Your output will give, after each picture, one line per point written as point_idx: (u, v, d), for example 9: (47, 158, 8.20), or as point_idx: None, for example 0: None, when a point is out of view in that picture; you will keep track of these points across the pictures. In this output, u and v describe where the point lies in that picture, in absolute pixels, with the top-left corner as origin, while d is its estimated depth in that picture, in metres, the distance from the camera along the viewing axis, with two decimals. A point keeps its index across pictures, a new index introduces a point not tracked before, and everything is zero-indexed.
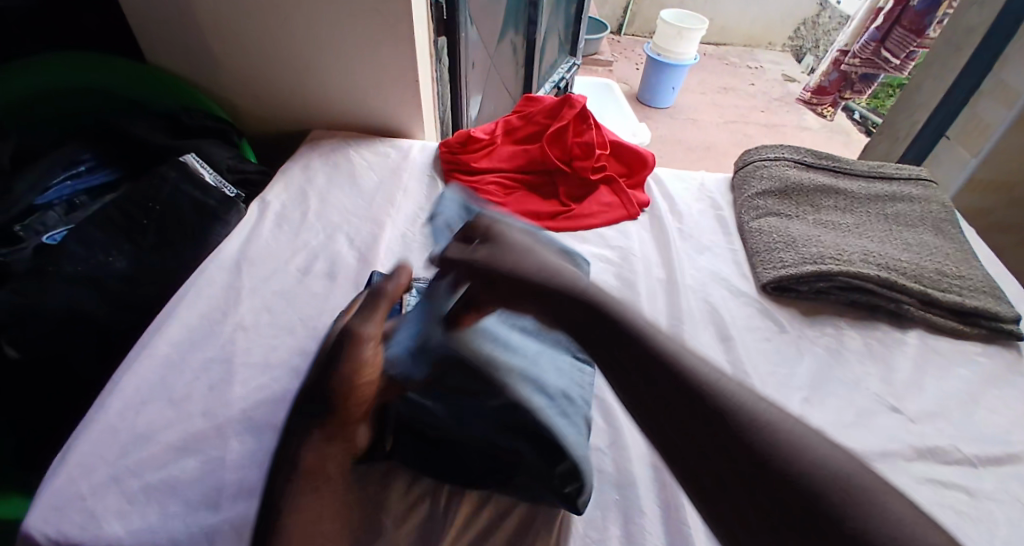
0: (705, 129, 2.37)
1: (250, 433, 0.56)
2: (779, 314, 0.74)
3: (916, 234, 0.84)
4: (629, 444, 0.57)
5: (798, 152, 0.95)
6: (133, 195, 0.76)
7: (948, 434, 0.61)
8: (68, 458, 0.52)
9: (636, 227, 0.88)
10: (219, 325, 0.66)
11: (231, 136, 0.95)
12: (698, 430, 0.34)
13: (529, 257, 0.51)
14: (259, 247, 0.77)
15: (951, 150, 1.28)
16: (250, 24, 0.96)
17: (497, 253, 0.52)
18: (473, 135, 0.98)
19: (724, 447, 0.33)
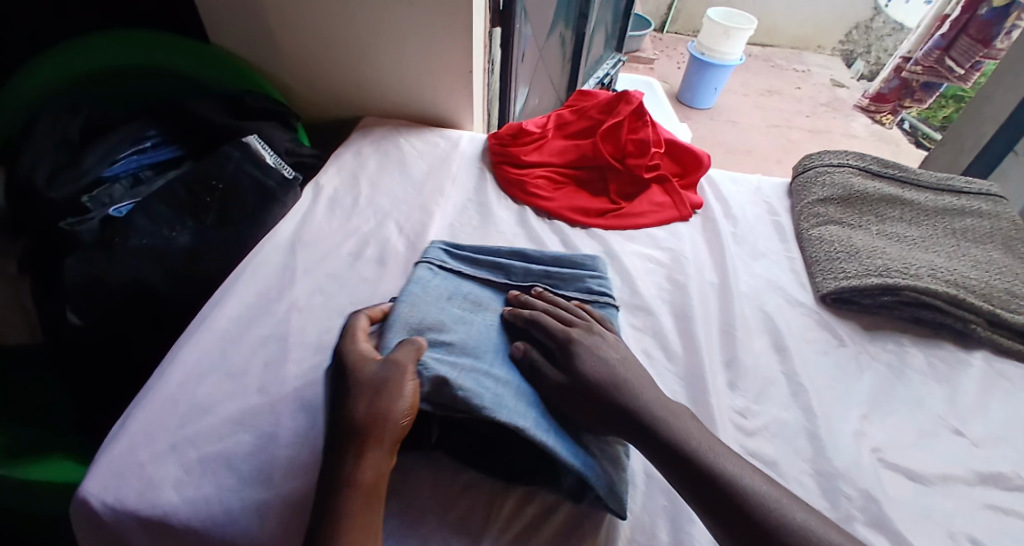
0: (747, 132, 2.30)
1: (303, 411, 0.57)
2: (837, 327, 0.71)
3: (986, 251, 0.80)
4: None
5: (862, 159, 0.91)
6: (196, 172, 0.77)
7: (1017, 462, 0.58)
8: (133, 424, 0.54)
9: (687, 229, 0.86)
10: (274, 304, 0.67)
11: (289, 120, 0.96)
12: (669, 453, 0.47)
13: (600, 359, 0.55)
14: (313, 229, 0.78)
15: (1021, 164, 1.22)
16: (311, 9, 0.97)
17: (567, 354, 0.56)
18: (525, 129, 0.97)
19: (686, 465, 0.46)
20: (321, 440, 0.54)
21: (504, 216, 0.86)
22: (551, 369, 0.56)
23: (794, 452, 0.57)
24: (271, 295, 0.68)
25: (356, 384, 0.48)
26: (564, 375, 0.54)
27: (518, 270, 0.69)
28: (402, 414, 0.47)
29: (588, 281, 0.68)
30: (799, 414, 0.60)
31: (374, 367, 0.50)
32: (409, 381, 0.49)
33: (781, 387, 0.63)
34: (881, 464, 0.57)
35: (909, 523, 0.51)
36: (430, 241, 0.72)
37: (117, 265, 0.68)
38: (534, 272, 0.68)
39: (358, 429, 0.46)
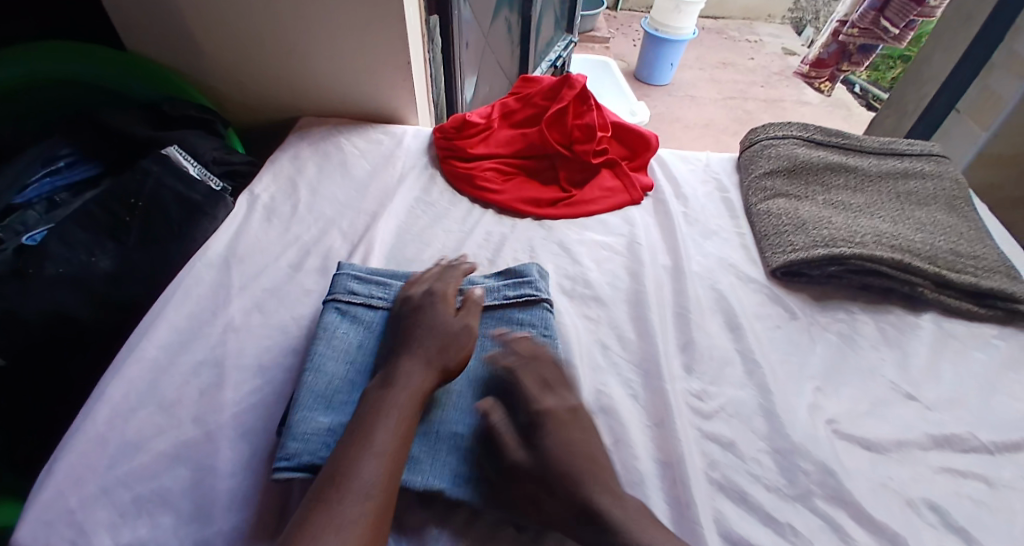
0: (704, 106, 2.31)
1: (243, 440, 0.54)
2: (789, 301, 0.72)
3: (929, 212, 0.81)
4: (637, 442, 0.55)
5: (806, 130, 0.91)
6: (112, 190, 0.72)
7: (965, 420, 0.59)
8: (54, 470, 0.50)
9: (640, 213, 0.86)
10: (209, 326, 0.63)
11: (216, 127, 0.91)
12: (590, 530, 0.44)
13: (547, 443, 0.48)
14: (248, 242, 0.74)
15: (962, 124, 1.24)
16: (231, 7, 0.91)
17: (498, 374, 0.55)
18: (469, 120, 0.94)
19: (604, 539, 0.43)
20: (263, 469, 0.52)
21: (453, 214, 0.84)
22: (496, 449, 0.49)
23: (751, 431, 0.57)
24: (203, 317, 0.64)
25: (439, 324, 0.56)
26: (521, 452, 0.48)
27: None
28: (458, 363, 0.54)
29: (510, 292, 0.64)
30: (755, 393, 0.60)
31: (451, 319, 0.57)
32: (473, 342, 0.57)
33: (737, 367, 0.63)
34: (836, 435, 0.57)
35: (866, 493, 0.52)
36: (338, 266, 0.65)
37: (31, 297, 0.62)
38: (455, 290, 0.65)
39: (422, 356, 0.52)
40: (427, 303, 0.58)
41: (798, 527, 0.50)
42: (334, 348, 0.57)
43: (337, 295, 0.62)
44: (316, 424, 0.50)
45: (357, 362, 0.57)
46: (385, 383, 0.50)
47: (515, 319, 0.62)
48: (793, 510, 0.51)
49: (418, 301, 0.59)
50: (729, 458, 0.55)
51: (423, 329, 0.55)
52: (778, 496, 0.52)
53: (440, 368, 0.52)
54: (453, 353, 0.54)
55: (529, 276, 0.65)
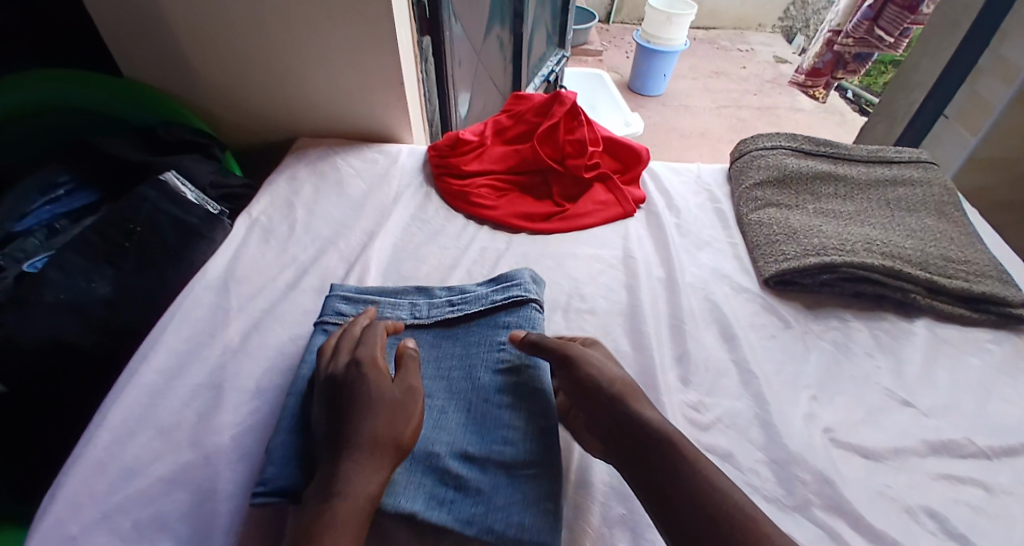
0: (698, 115, 2.34)
1: (241, 462, 0.54)
2: (783, 310, 0.72)
3: (919, 218, 0.82)
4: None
5: (795, 139, 0.92)
6: (111, 215, 0.73)
7: (962, 427, 0.59)
8: (54, 496, 0.50)
9: (633, 225, 0.86)
10: (207, 348, 0.64)
11: (213, 151, 0.92)
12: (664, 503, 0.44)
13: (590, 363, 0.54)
14: (246, 264, 0.75)
15: (950, 129, 1.26)
16: (227, 32, 0.93)
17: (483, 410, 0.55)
18: (463, 137, 0.95)
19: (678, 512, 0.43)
20: None
21: (448, 230, 0.85)
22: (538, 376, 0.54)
23: (747, 442, 0.57)
24: (201, 339, 0.65)
25: (374, 398, 0.48)
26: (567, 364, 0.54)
27: (424, 304, 0.65)
28: (409, 437, 0.47)
29: (499, 294, 0.64)
30: (751, 403, 0.61)
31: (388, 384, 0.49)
32: (421, 404, 0.50)
33: (732, 377, 0.64)
34: (833, 444, 0.57)
35: (865, 502, 0.52)
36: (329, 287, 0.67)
37: (29, 325, 0.63)
38: (444, 301, 0.65)
39: (363, 445, 0.44)
40: (355, 376, 0.49)
41: (797, 538, 0.50)
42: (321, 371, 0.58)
43: (326, 317, 0.63)
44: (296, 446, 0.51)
45: None
46: (326, 497, 0.42)
47: (502, 323, 0.62)
48: (792, 521, 0.51)
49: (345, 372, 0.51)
50: (726, 470, 0.55)
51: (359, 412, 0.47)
52: (777, 507, 0.52)
53: (392, 453, 0.45)
54: (404, 426, 0.47)
55: (520, 278, 0.66)
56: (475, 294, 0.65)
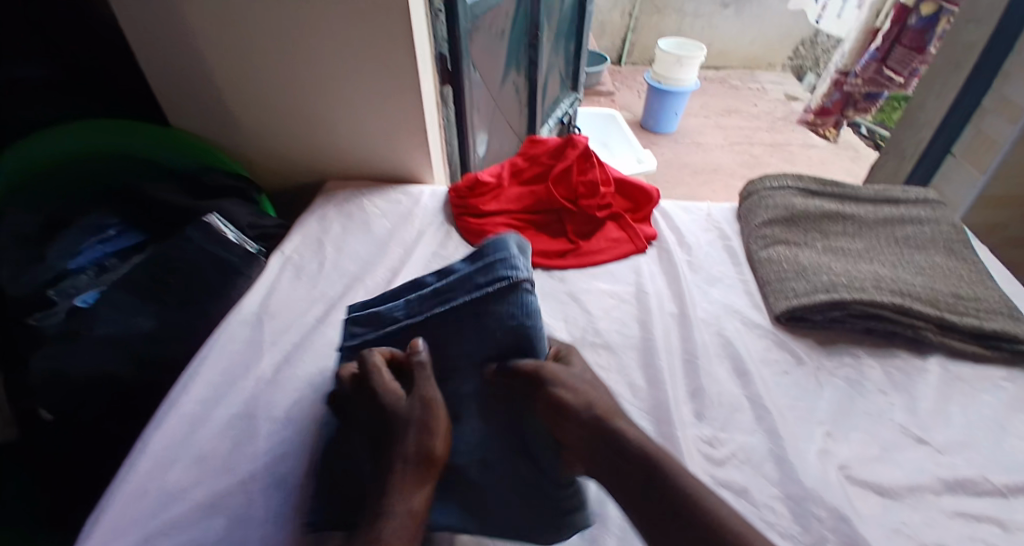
0: (710, 152, 2.39)
1: (271, 489, 0.57)
2: (795, 346, 0.74)
3: (928, 256, 0.83)
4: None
5: (802, 180, 0.96)
6: (157, 254, 0.78)
7: (977, 464, 0.59)
8: (97, 521, 0.53)
9: (646, 261, 0.89)
10: (241, 379, 0.67)
11: (250, 194, 0.98)
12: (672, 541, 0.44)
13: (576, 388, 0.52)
14: (278, 299, 0.79)
15: (959, 166, 1.28)
16: (266, 85, 1.01)
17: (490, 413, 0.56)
18: (481, 179, 1.01)
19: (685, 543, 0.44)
20: (290, 520, 0.54)
21: None
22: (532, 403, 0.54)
23: (762, 477, 0.58)
24: (234, 371, 0.69)
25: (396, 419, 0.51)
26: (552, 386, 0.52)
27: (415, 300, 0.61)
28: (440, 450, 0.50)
29: (484, 276, 0.57)
30: (765, 438, 0.62)
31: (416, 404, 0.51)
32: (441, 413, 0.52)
33: (746, 412, 0.65)
34: (848, 481, 0.58)
35: (880, 539, 0.52)
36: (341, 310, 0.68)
37: (78, 357, 0.68)
38: (433, 293, 0.60)
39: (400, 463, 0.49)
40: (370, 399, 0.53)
41: None
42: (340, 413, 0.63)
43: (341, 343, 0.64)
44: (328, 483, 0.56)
45: None
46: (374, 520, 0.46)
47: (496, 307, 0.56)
48: None
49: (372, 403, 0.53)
50: (741, 505, 0.55)
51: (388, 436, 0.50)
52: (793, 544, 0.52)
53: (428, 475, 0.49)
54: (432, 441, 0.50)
55: (507, 251, 0.58)
56: (461, 280, 0.59)
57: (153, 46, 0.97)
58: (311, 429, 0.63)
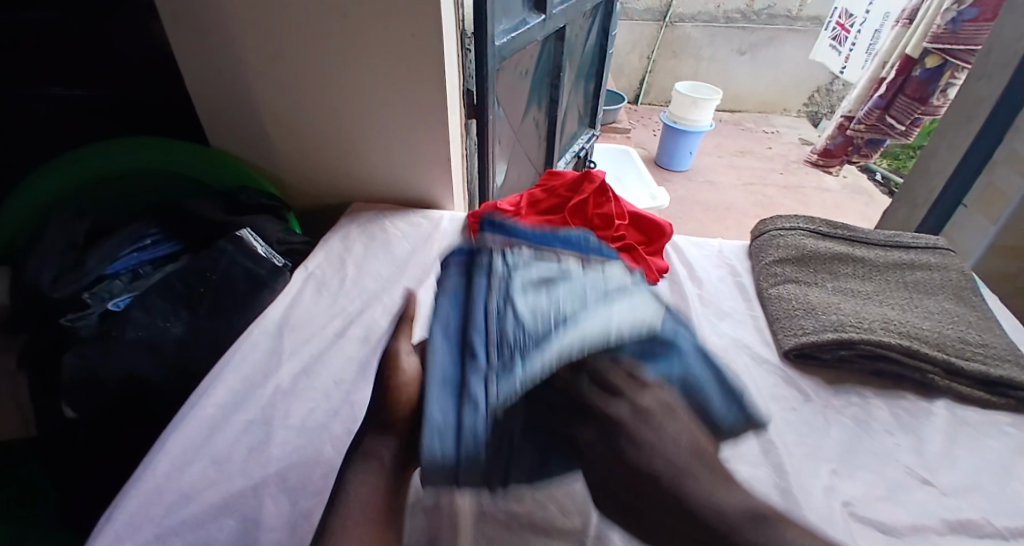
0: (723, 191, 2.43)
1: (284, 495, 0.58)
2: (802, 382, 0.75)
3: (937, 301, 0.85)
4: None
5: (813, 222, 0.98)
6: (191, 264, 0.82)
7: (983, 508, 0.59)
8: (117, 517, 0.55)
9: (657, 293, 0.92)
10: (262, 388, 0.70)
11: (281, 213, 1.03)
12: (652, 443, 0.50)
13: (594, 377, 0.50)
14: (301, 313, 0.83)
15: (972, 217, 1.29)
16: (302, 112, 1.07)
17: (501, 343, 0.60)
18: (500, 207, 1.05)
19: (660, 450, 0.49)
20: (301, 526, 0.56)
21: None
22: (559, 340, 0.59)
23: None
24: (255, 379, 0.71)
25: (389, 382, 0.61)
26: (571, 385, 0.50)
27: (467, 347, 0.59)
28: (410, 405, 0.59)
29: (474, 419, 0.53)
30: (771, 472, 0.62)
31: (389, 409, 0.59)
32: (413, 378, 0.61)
33: (752, 445, 0.65)
34: (852, 517, 0.58)
35: None
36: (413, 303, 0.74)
37: (112, 359, 0.71)
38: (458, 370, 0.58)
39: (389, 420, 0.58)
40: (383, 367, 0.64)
41: None
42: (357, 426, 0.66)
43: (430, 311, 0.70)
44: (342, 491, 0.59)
45: None
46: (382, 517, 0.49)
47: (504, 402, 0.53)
48: None
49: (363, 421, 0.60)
50: None
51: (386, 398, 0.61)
52: None
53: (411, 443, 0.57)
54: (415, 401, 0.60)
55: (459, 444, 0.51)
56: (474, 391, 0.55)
57: (202, 73, 1.04)
58: (326, 439, 0.64)
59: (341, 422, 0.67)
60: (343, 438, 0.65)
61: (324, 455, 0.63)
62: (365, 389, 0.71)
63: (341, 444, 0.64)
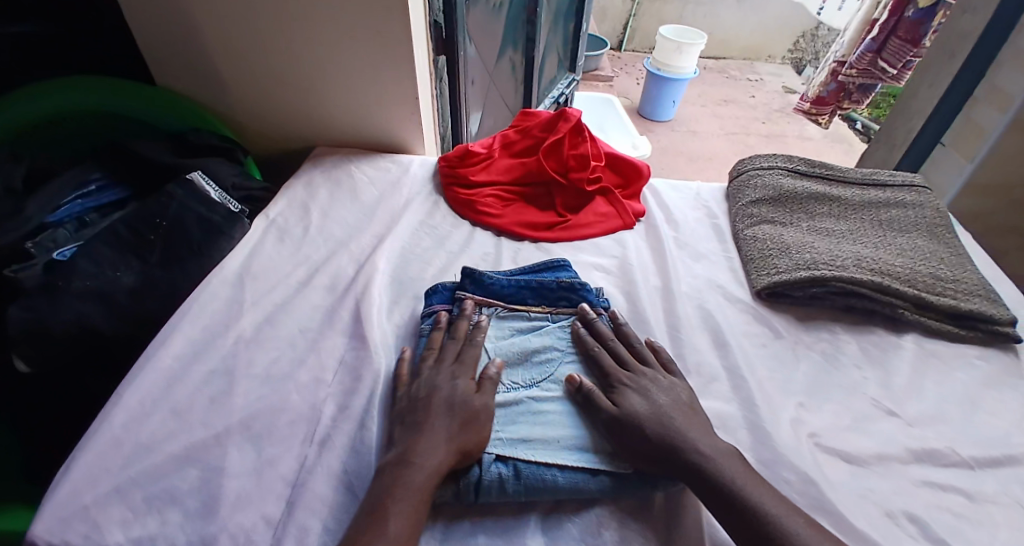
0: (706, 140, 2.38)
1: (250, 442, 0.57)
2: (774, 320, 0.75)
3: (911, 239, 0.84)
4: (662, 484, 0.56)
5: (791, 161, 0.96)
6: (139, 210, 0.78)
7: (947, 436, 0.61)
8: (73, 469, 0.53)
9: (632, 237, 0.90)
10: (222, 338, 0.67)
11: (236, 155, 0.98)
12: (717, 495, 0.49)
13: (647, 401, 0.56)
14: (263, 261, 0.79)
15: (948, 154, 1.29)
16: (256, 47, 0.99)
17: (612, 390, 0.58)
18: (471, 150, 1.00)
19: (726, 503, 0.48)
20: (267, 473, 0.54)
21: (455, 236, 0.88)
22: (604, 399, 0.57)
23: (736, 443, 0.59)
24: (215, 328, 0.69)
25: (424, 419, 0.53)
26: (616, 408, 0.56)
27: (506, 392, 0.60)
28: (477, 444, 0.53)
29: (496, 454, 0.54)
30: (740, 407, 0.62)
31: (443, 452, 0.50)
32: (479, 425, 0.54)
33: (723, 382, 0.65)
34: (818, 448, 0.59)
35: (849, 504, 0.53)
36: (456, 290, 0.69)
37: (63, 310, 0.66)
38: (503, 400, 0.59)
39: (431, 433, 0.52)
40: (428, 395, 0.56)
41: None
42: (324, 374, 0.64)
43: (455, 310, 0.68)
44: (313, 438, 0.58)
45: (343, 378, 0.64)
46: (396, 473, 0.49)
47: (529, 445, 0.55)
48: None
49: (396, 453, 0.51)
50: None
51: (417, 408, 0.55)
52: None
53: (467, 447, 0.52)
54: (473, 431, 0.54)
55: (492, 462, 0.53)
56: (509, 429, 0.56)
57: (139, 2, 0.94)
58: (292, 385, 0.63)
59: (307, 368, 0.65)
60: (310, 385, 0.63)
61: (289, 401, 0.61)
62: (331, 336, 0.68)
63: (307, 390, 0.62)
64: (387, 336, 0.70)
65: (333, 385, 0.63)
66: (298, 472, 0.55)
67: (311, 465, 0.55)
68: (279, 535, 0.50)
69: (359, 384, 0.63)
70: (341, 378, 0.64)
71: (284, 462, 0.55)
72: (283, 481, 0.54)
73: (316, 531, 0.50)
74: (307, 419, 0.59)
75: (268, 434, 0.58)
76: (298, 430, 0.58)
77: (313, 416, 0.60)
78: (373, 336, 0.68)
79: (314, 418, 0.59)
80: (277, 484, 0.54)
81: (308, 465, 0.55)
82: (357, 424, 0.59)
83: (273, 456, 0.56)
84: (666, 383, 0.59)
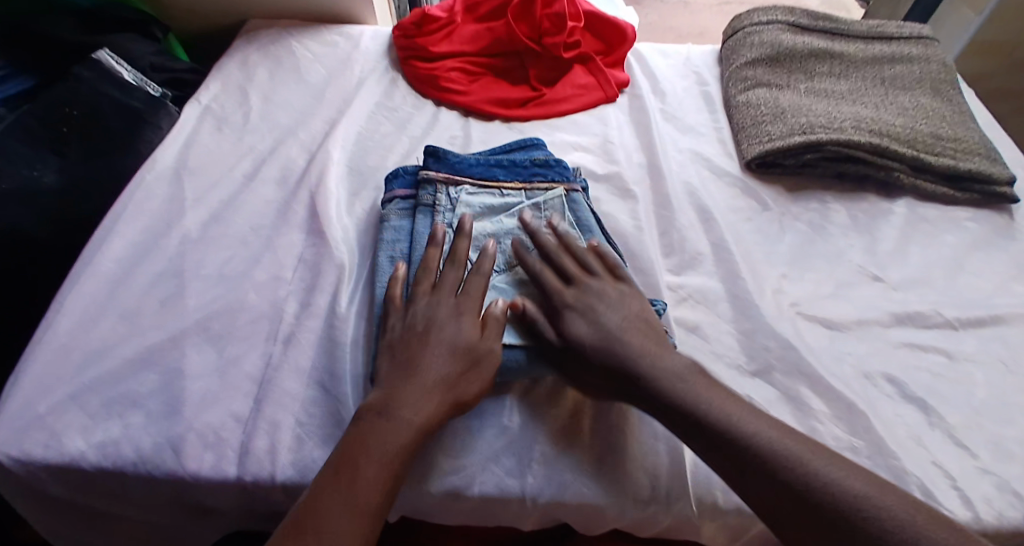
0: (697, 12, 2.15)
1: (208, 344, 0.53)
2: (762, 192, 0.70)
3: (913, 96, 0.78)
4: None
5: (792, 13, 0.85)
6: (48, 100, 0.69)
7: (931, 299, 0.60)
8: (23, 378, 0.50)
9: (614, 111, 0.82)
10: (164, 240, 0.61)
11: (153, 30, 0.84)
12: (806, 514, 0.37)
13: (594, 326, 0.48)
14: (200, 154, 0.70)
15: (955, 8, 1.18)
16: None
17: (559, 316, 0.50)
18: (430, 14, 0.87)
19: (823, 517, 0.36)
20: (231, 374, 0.52)
21: (417, 119, 0.79)
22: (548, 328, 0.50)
23: (716, 315, 0.57)
24: (156, 228, 0.62)
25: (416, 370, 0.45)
26: (560, 339, 0.49)
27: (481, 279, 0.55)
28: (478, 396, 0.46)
29: None
30: (721, 282, 0.60)
31: (436, 405, 0.44)
32: (483, 376, 0.47)
33: (708, 258, 0.62)
34: (798, 316, 0.58)
35: (829, 369, 0.53)
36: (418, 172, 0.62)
37: None
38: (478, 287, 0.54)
39: (414, 409, 0.43)
40: (430, 328, 0.48)
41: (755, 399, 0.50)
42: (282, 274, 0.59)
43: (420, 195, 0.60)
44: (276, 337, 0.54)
45: (300, 277, 0.59)
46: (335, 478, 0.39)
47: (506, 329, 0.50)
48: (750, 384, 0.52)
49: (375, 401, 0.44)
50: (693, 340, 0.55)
51: (414, 341, 0.47)
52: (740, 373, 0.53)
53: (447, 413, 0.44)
54: (472, 385, 0.46)
55: None
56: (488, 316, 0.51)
57: None
58: (247, 284, 0.58)
59: (261, 266, 0.60)
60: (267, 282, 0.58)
61: (246, 302, 0.57)
62: (287, 232, 0.63)
63: (265, 289, 0.58)
64: (349, 229, 0.64)
65: (293, 283, 0.59)
66: (261, 372, 0.52)
67: (277, 364, 0.52)
68: (250, 431, 0.48)
69: (320, 280, 0.58)
70: (299, 280, 0.59)
71: (248, 362, 0.52)
72: (246, 382, 0.51)
73: (287, 426, 0.49)
74: (269, 318, 0.56)
75: (227, 335, 0.54)
76: (258, 330, 0.55)
77: (274, 316, 0.56)
78: (333, 230, 0.62)
79: (276, 317, 0.56)
80: (242, 383, 0.51)
81: (272, 365, 0.52)
82: (320, 323, 0.55)
83: (233, 357, 0.53)
84: (613, 296, 0.51)
